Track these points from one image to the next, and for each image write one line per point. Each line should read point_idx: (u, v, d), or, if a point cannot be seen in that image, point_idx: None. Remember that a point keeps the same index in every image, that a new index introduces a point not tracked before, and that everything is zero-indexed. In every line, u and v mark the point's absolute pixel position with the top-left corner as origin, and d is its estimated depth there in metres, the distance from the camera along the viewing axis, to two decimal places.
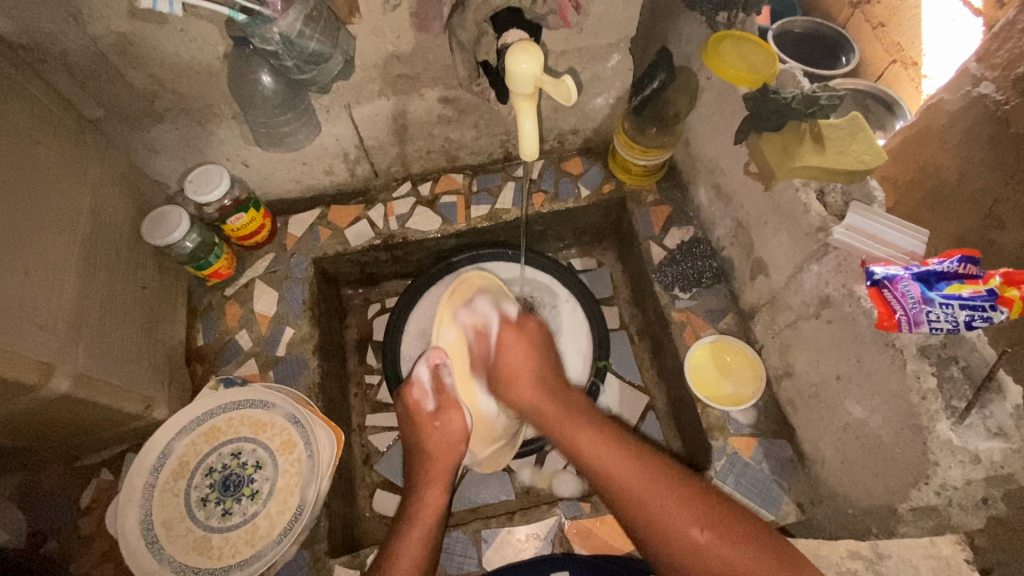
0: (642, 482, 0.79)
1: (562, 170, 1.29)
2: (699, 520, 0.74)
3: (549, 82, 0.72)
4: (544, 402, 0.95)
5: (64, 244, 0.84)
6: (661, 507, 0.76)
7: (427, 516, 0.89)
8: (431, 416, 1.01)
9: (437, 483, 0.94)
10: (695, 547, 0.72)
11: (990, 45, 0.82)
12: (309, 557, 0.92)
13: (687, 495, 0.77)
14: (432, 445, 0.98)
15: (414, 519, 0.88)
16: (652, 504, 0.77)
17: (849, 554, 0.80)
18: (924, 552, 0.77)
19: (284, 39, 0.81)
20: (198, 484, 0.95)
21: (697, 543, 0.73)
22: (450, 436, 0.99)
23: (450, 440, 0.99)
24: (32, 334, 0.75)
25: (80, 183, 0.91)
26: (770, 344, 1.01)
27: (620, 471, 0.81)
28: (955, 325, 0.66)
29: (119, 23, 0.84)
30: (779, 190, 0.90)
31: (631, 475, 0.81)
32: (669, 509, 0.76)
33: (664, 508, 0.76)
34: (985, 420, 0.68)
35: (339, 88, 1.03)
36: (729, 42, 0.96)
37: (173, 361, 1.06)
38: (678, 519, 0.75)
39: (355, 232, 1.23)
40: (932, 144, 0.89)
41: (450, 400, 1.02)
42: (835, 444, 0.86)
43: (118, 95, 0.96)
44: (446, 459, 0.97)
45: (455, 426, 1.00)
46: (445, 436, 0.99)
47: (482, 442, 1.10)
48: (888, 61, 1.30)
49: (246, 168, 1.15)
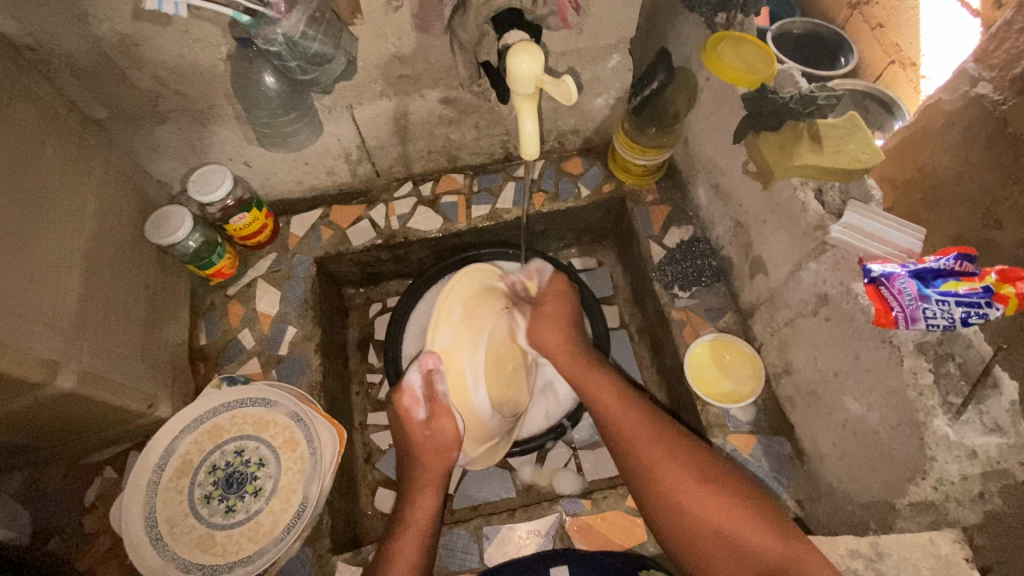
0: (645, 435, 0.90)
1: (563, 170, 1.29)
2: (694, 475, 0.83)
3: (549, 82, 0.73)
4: (569, 360, 1.04)
5: (69, 243, 0.85)
6: (660, 459, 0.86)
7: (419, 514, 0.90)
8: (423, 426, 0.97)
9: (428, 481, 0.94)
10: (687, 494, 0.82)
11: (987, 45, 0.82)
12: (312, 553, 0.93)
13: (683, 454, 0.86)
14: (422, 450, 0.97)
15: (407, 520, 0.89)
16: (651, 457, 0.87)
17: (848, 553, 0.76)
18: (924, 551, 0.72)
19: (287, 40, 0.82)
20: (202, 482, 0.96)
21: (690, 495, 0.82)
22: (440, 442, 0.96)
23: (441, 445, 0.96)
24: (38, 331, 0.76)
25: (84, 183, 0.92)
26: (769, 341, 1.01)
27: (630, 425, 0.92)
28: (952, 321, 0.67)
29: (124, 25, 0.85)
30: (778, 189, 0.91)
31: (636, 429, 0.91)
32: (668, 462, 0.85)
33: (662, 460, 0.86)
34: (982, 416, 0.69)
35: (342, 89, 1.04)
36: (729, 42, 0.97)
37: (176, 360, 1.07)
38: (675, 467, 0.85)
39: (356, 232, 1.23)
40: (930, 144, 0.90)
41: (441, 407, 0.98)
42: (834, 441, 0.87)
43: (122, 96, 0.97)
44: (436, 463, 0.96)
45: (447, 431, 0.97)
46: (434, 442, 0.97)
47: (475, 444, 1.06)
48: (887, 61, 1.31)
49: (248, 168, 1.16)
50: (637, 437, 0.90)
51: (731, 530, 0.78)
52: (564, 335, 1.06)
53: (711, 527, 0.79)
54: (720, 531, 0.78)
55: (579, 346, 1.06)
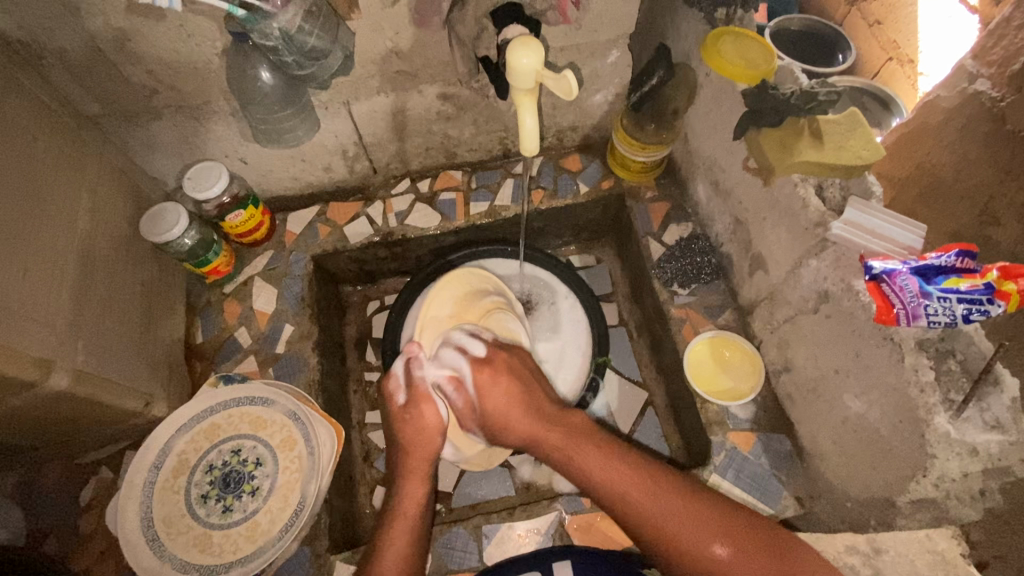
0: (656, 501, 0.78)
1: (562, 167, 1.29)
2: (719, 533, 0.75)
3: (550, 77, 0.72)
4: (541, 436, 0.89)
5: (64, 240, 0.84)
6: (679, 528, 0.76)
7: (410, 506, 0.89)
8: (402, 412, 0.96)
9: (418, 475, 0.92)
10: (718, 564, 0.73)
11: (986, 42, 0.82)
12: (310, 553, 0.92)
13: (696, 510, 0.77)
14: (406, 441, 0.94)
15: (398, 514, 0.88)
16: (669, 527, 0.76)
17: (846, 549, 0.80)
18: (921, 547, 0.77)
19: (284, 34, 0.81)
20: (198, 481, 0.95)
21: (722, 562, 0.73)
22: (424, 435, 0.93)
23: (422, 430, 0.94)
24: (31, 330, 0.75)
25: (78, 180, 0.91)
26: (768, 339, 1.01)
27: (636, 492, 0.79)
28: (953, 318, 0.66)
29: (118, 19, 0.84)
30: (778, 186, 0.91)
31: (649, 500, 0.78)
32: (687, 531, 0.75)
33: (681, 531, 0.76)
34: (982, 413, 0.68)
35: (339, 84, 1.03)
36: (729, 38, 0.97)
37: (172, 358, 1.06)
38: (699, 532, 0.75)
39: (354, 230, 1.22)
40: (927, 141, 0.89)
41: (419, 394, 0.95)
42: (834, 438, 0.87)
43: (116, 91, 0.96)
44: (422, 454, 0.93)
45: (428, 418, 0.94)
46: (415, 425, 0.94)
47: (465, 439, 1.06)
48: (884, 59, 1.31)
49: (244, 164, 1.15)
50: (650, 507, 0.78)
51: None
52: (524, 407, 0.91)
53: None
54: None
55: (543, 412, 0.91)
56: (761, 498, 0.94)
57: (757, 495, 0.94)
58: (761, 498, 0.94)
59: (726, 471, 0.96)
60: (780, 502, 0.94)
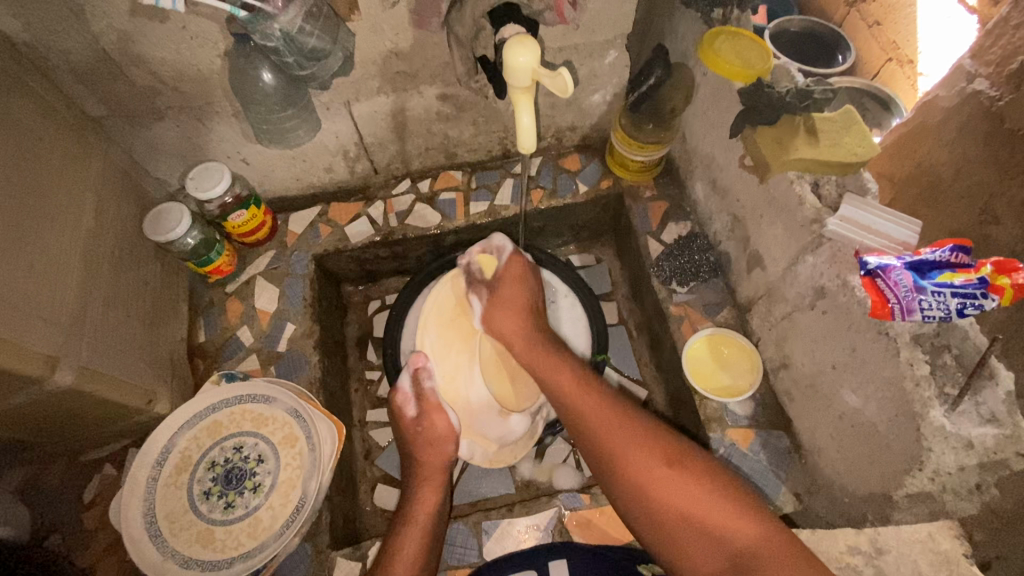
0: (605, 420, 0.85)
1: (561, 167, 1.30)
2: (658, 459, 0.79)
3: (546, 75, 0.73)
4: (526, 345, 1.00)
5: (68, 238, 0.85)
6: (621, 438, 0.82)
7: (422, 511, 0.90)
8: (414, 423, 1.02)
9: (436, 469, 0.97)
10: (650, 475, 0.78)
11: (984, 41, 0.83)
12: (311, 549, 0.94)
13: (648, 435, 0.82)
14: (421, 452, 0.99)
15: (410, 519, 0.89)
16: (616, 444, 0.82)
17: (848, 549, 0.78)
18: (922, 547, 0.74)
19: (285, 35, 0.82)
20: (201, 478, 0.96)
21: (653, 474, 0.78)
22: (432, 437, 1.00)
23: (433, 440, 1.00)
24: (37, 327, 0.77)
25: (82, 180, 0.92)
26: (766, 336, 1.02)
27: (591, 411, 0.87)
28: (947, 312, 0.67)
29: (121, 21, 0.86)
30: (774, 183, 0.91)
31: (600, 420, 0.86)
32: (630, 449, 0.81)
33: (626, 448, 0.81)
34: (978, 407, 0.69)
35: (340, 85, 1.04)
36: (724, 38, 0.97)
37: (175, 357, 1.07)
38: (643, 453, 0.80)
39: (355, 229, 1.23)
40: (926, 141, 0.90)
41: (430, 405, 1.03)
42: (830, 433, 0.88)
43: (119, 93, 0.97)
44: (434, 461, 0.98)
45: (439, 427, 1.01)
46: (427, 436, 1.01)
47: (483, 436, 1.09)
48: (884, 59, 1.32)
49: (246, 165, 1.16)
50: (599, 429, 0.85)
51: (696, 512, 0.75)
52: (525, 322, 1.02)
53: (678, 511, 0.75)
54: (684, 512, 0.75)
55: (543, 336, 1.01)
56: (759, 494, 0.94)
57: (755, 491, 0.94)
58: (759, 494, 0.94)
59: (724, 467, 0.96)
60: (780, 495, 0.94)
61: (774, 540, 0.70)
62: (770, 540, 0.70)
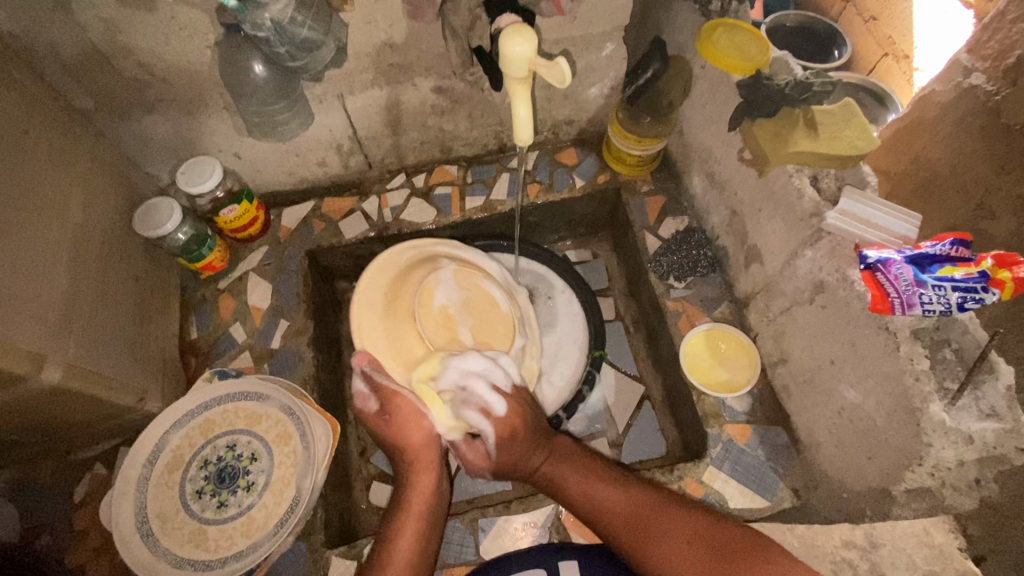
0: (632, 503, 0.83)
1: (557, 161, 1.28)
2: (684, 533, 0.79)
3: (543, 65, 0.71)
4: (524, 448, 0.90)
5: (54, 232, 0.84)
6: (650, 523, 0.81)
7: (416, 501, 0.89)
8: (379, 418, 0.92)
9: (427, 465, 0.91)
10: (684, 557, 0.77)
11: (981, 35, 0.81)
12: (305, 548, 0.93)
13: (676, 516, 0.81)
14: (396, 438, 0.91)
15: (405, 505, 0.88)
16: (641, 521, 0.81)
17: (843, 544, 0.85)
18: (918, 541, 0.83)
19: (276, 25, 0.80)
20: (193, 476, 0.95)
21: (686, 556, 0.77)
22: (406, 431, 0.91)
23: (404, 421, 0.91)
24: (23, 324, 0.75)
25: (70, 174, 0.91)
26: (764, 331, 1.01)
27: (615, 502, 0.84)
28: (948, 307, 0.66)
29: (108, 10, 0.84)
30: (773, 176, 0.91)
31: (620, 500, 0.84)
32: (655, 527, 0.80)
33: (650, 525, 0.81)
34: (977, 402, 0.68)
35: (332, 77, 1.03)
36: (722, 30, 0.95)
37: (166, 354, 1.05)
38: (669, 529, 0.79)
39: (349, 224, 1.22)
40: (923, 137, 0.89)
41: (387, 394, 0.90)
42: (829, 428, 0.87)
43: (109, 85, 0.95)
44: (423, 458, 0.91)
45: (413, 426, 0.91)
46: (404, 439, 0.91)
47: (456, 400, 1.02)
48: (880, 54, 1.31)
49: (238, 159, 1.15)
50: (622, 509, 0.83)
51: None
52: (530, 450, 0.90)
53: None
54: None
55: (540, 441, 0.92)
56: (757, 490, 0.93)
57: (753, 488, 0.94)
58: (757, 491, 0.93)
59: (722, 463, 0.96)
60: (776, 495, 0.93)
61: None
62: None
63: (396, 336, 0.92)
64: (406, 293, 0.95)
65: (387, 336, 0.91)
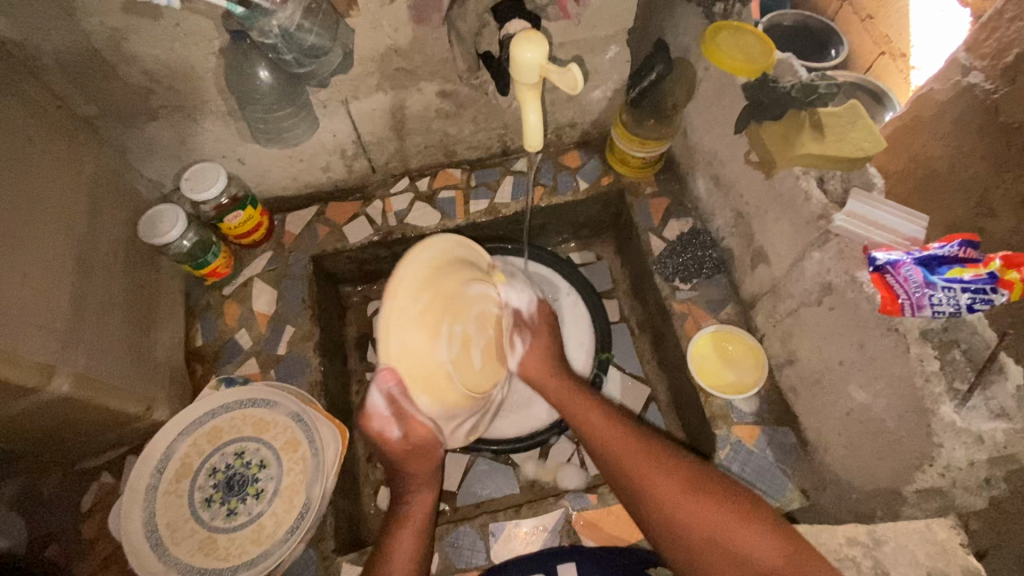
0: (631, 441, 0.85)
1: (561, 164, 1.29)
2: (676, 477, 0.78)
3: (555, 71, 0.71)
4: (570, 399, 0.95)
5: (62, 241, 0.83)
6: (644, 460, 0.81)
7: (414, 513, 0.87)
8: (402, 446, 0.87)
9: (426, 481, 0.90)
10: (673, 501, 0.76)
11: (978, 34, 0.81)
12: (316, 555, 0.92)
13: (666, 458, 0.81)
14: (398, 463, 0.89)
15: (402, 521, 0.86)
16: (634, 457, 0.82)
17: (847, 541, 0.78)
18: (920, 536, 0.74)
19: (283, 32, 0.79)
20: (202, 485, 0.94)
21: (670, 493, 0.77)
22: (423, 448, 0.89)
23: (424, 450, 0.89)
24: (32, 334, 0.75)
25: (76, 181, 0.91)
26: (771, 332, 1.01)
27: (611, 434, 0.87)
28: (958, 308, 0.66)
29: (113, 18, 0.83)
30: (780, 179, 0.91)
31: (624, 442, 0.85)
32: (648, 462, 0.81)
33: (645, 464, 0.81)
34: (988, 402, 0.68)
35: (338, 83, 1.02)
36: (727, 33, 0.96)
37: (173, 363, 1.05)
38: (662, 468, 0.80)
39: (354, 229, 1.22)
40: (922, 135, 0.88)
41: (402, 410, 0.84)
42: (838, 428, 0.88)
43: (112, 93, 0.95)
44: (425, 467, 0.90)
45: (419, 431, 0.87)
46: (418, 449, 0.89)
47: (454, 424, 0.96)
48: (877, 53, 1.33)
49: (242, 165, 1.14)
50: (622, 445, 0.85)
51: (720, 532, 0.72)
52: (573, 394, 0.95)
53: (702, 536, 0.73)
54: (708, 535, 0.73)
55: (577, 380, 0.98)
56: (765, 491, 0.94)
57: (762, 488, 0.94)
58: (766, 491, 0.94)
59: (731, 464, 0.96)
60: (785, 495, 0.94)
61: (789, 551, 0.69)
62: (791, 555, 0.69)
63: (422, 355, 0.80)
64: (434, 292, 0.82)
65: (407, 343, 0.77)
